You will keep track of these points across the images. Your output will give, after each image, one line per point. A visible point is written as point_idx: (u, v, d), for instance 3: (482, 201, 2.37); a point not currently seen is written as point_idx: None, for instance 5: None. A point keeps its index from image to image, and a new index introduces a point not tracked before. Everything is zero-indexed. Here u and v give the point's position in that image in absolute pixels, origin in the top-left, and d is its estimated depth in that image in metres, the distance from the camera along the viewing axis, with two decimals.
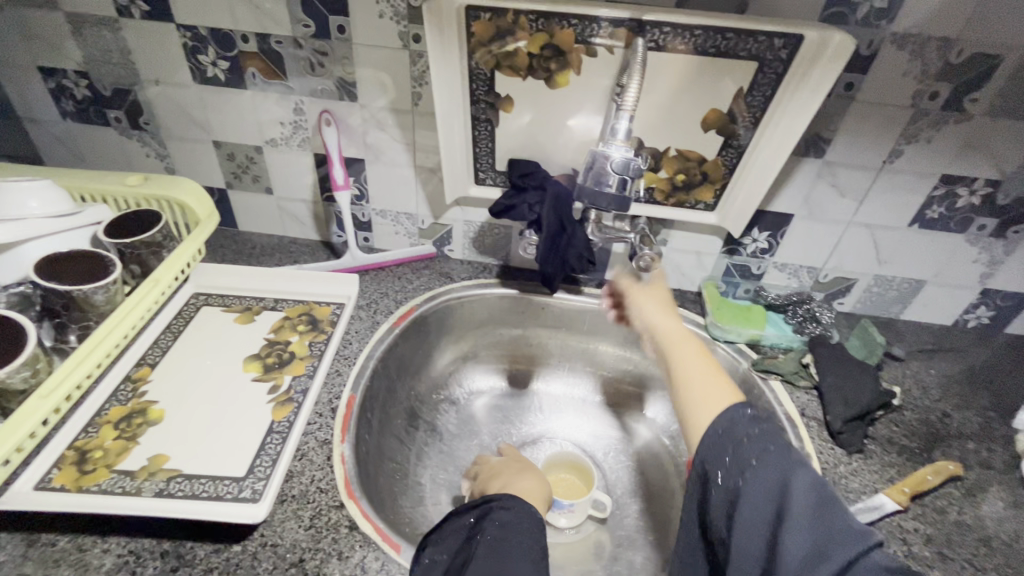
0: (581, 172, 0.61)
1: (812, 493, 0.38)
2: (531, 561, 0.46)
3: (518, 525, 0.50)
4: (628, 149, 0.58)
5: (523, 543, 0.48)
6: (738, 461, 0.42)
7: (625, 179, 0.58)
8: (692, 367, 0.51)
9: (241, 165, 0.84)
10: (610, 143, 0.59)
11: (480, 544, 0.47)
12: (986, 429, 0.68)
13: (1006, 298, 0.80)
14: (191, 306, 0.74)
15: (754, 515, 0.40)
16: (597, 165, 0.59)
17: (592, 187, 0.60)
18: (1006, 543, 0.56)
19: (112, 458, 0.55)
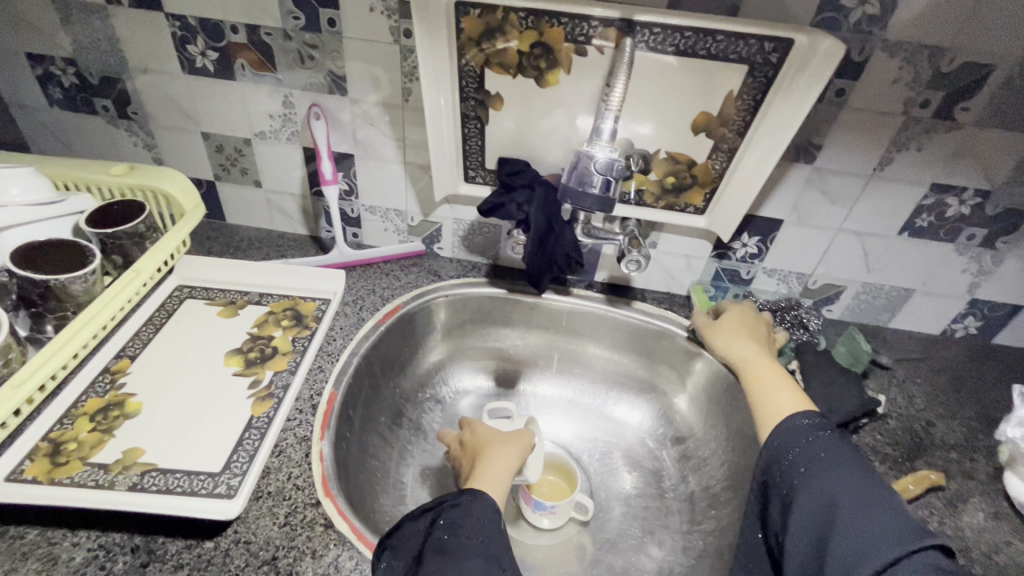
0: (566, 172, 0.60)
1: (858, 489, 0.46)
2: (486, 566, 0.46)
3: (470, 526, 0.49)
4: (613, 150, 0.58)
5: (474, 545, 0.48)
6: (791, 466, 0.52)
7: (609, 180, 0.58)
8: (778, 389, 0.61)
9: (229, 157, 0.83)
10: (595, 143, 0.59)
11: (433, 552, 0.47)
12: (969, 439, 0.68)
13: (994, 309, 0.80)
14: (174, 298, 0.73)
15: (806, 522, 0.47)
16: (580, 165, 0.59)
17: (575, 187, 0.59)
18: (985, 553, 0.56)
19: (86, 451, 0.54)
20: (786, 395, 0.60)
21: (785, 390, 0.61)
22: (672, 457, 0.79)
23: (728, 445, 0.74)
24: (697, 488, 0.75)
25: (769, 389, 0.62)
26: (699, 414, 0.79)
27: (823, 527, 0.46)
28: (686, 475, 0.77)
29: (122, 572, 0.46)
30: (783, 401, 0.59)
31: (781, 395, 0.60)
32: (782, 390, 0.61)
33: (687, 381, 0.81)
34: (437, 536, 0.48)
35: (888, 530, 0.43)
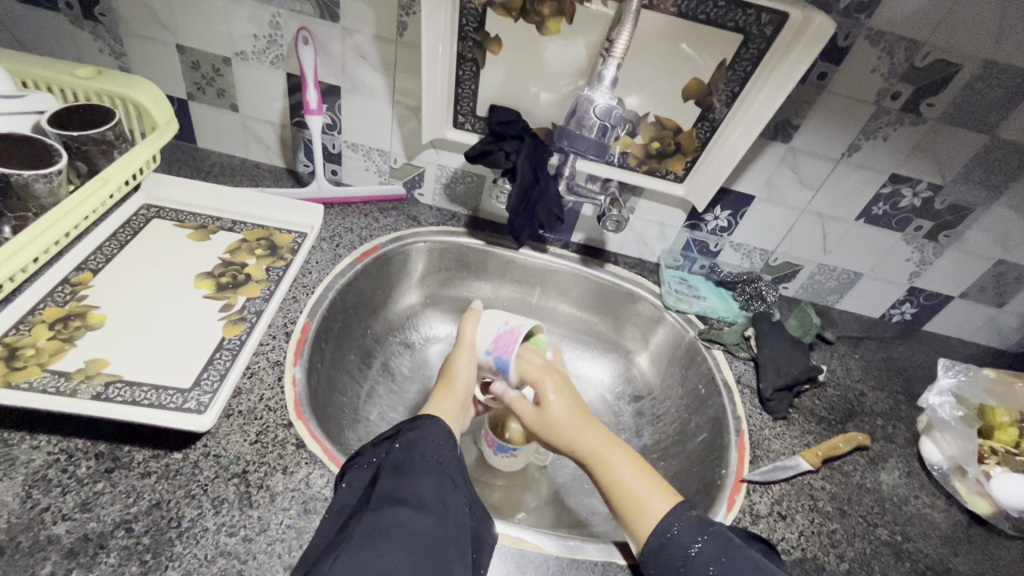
0: (566, 115, 0.62)
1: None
2: (439, 483, 0.48)
3: (425, 448, 0.50)
4: (612, 97, 0.60)
5: (432, 465, 0.49)
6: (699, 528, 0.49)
7: (605, 125, 0.60)
8: (632, 476, 0.54)
9: (206, 75, 0.79)
10: (596, 89, 0.60)
11: (388, 470, 0.47)
12: (894, 409, 0.76)
13: (929, 297, 0.87)
14: (141, 216, 0.71)
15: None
16: (580, 108, 0.60)
17: (575, 128, 0.61)
18: (897, 504, 0.63)
19: (46, 358, 0.52)
20: (658, 495, 0.52)
21: (653, 486, 0.53)
22: (629, 413, 0.83)
23: (681, 403, 0.78)
24: (649, 441, 0.79)
25: (637, 491, 0.53)
26: (657, 373, 0.84)
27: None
28: (641, 428, 0.81)
29: (86, 476, 0.46)
30: (657, 504, 0.52)
31: (653, 498, 0.52)
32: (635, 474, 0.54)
33: (649, 342, 0.85)
34: (394, 457, 0.49)
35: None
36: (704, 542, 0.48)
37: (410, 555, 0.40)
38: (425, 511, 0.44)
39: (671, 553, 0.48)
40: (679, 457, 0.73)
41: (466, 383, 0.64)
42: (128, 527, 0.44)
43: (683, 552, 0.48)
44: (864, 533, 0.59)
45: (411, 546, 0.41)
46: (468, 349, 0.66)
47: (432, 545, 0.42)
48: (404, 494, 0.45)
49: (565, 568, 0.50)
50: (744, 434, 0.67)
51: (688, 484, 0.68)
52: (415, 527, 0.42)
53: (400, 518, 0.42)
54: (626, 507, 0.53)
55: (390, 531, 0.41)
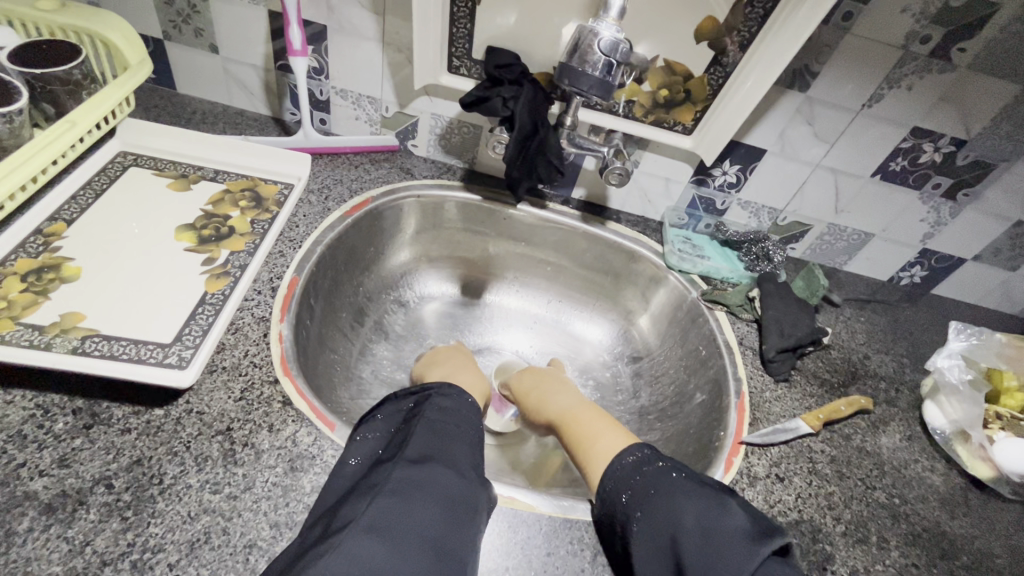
0: (567, 51, 0.58)
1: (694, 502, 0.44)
2: (473, 452, 0.46)
3: (459, 417, 0.49)
4: (618, 29, 0.55)
5: (461, 433, 0.47)
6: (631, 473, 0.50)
7: (610, 63, 0.55)
8: (597, 423, 0.59)
9: (182, 12, 0.73)
10: (601, 22, 0.56)
11: (425, 426, 0.46)
12: (899, 373, 0.74)
13: (940, 260, 0.85)
14: (117, 164, 0.67)
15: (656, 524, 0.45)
16: (583, 43, 0.56)
17: (577, 66, 0.56)
18: (896, 467, 0.62)
19: (18, 311, 0.50)
20: (615, 436, 0.56)
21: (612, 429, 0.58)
22: (627, 373, 0.82)
23: (681, 364, 0.77)
24: (647, 402, 0.78)
25: (597, 433, 0.58)
26: (657, 334, 0.82)
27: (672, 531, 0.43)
28: (639, 389, 0.80)
29: (63, 432, 0.44)
30: (614, 441, 0.55)
31: (608, 437, 0.56)
32: (598, 425, 0.59)
33: (650, 303, 0.83)
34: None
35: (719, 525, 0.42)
36: (641, 476, 0.49)
37: (446, 510, 0.39)
38: (459, 472, 0.43)
39: (627, 475, 0.50)
40: (676, 418, 0.72)
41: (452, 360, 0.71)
42: (107, 484, 0.42)
43: (633, 475, 0.49)
44: (862, 496, 0.58)
45: (444, 501, 0.40)
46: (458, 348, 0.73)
47: (462, 503, 0.40)
48: (438, 454, 0.43)
49: (558, 528, 0.49)
50: (744, 397, 0.66)
51: (685, 445, 0.67)
52: (445, 483, 0.41)
53: (434, 474, 0.41)
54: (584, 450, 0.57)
55: (427, 487, 0.40)
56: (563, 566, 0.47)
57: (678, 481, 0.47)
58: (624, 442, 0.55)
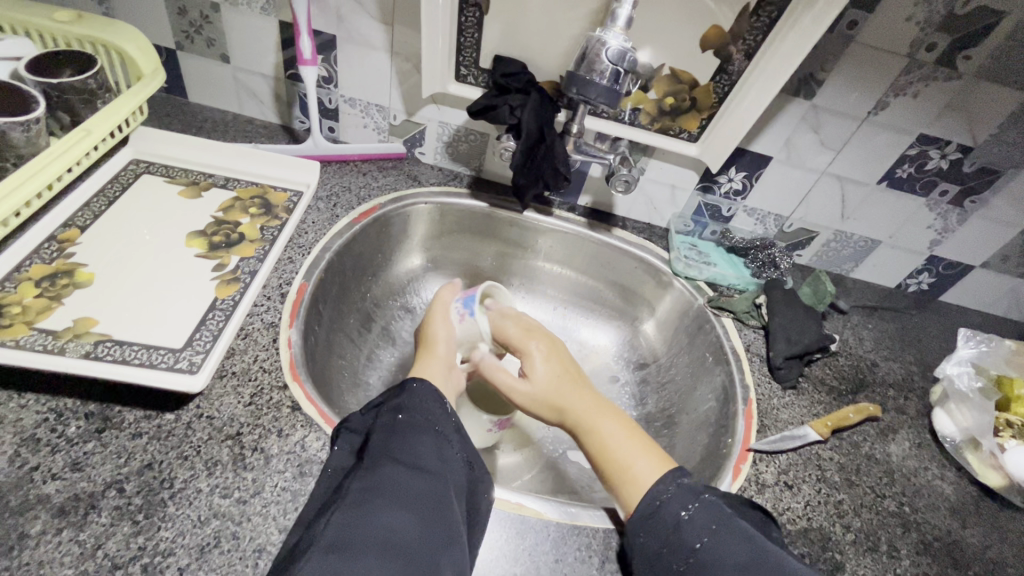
0: (575, 60, 0.58)
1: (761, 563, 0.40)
2: (434, 440, 0.46)
3: (419, 409, 0.48)
4: (625, 39, 0.56)
5: (421, 425, 0.46)
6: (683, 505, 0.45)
7: (618, 71, 0.56)
8: (618, 442, 0.52)
9: (194, 23, 0.75)
10: (607, 31, 0.56)
11: (381, 429, 0.45)
12: (907, 380, 0.74)
13: (948, 267, 0.84)
14: (129, 172, 0.68)
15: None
16: (590, 52, 0.56)
17: (584, 75, 0.57)
18: (906, 475, 0.62)
19: (32, 316, 0.51)
20: (646, 459, 0.51)
21: (642, 448, 0.52)
22: (633, 380, 0.82)
23: (688, 371, 0.76)
24: (653, 409, 0.78)
25: (623, 454, 0.51)
26: (664, 341, 0.82)
27: None
28: (644, 396, 0.80)
29: (76, 436, 0.45)
30: (651, 465, 0.50)
31: (639, 462, 0.50)
32: (625, 438, 0.53)
33: (656, 309, 0.84)
34: (398, 417, 0.46)
35: None
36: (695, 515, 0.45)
37: (416, 515, 0.39)
38: (421, 471, 0.42)
39: (658, 522, 0.45)
40: (682, 424, 0.72)
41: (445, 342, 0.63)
42: (119, 488, 0.43)
43: (671, 519, 0.45)
44: (872, 504, 0.58)
45: (410, 503, 0.39)
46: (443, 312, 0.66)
47: (429, 502, 0.40)
48: (401, 455, 0.43)
49: (566, 535, 0.49)
50: (752, 403, 0.65)
51: (692, 451, 0.67)
52: (408, 486, 0.40)
53: (396, 478, 0.41)
54: (613, 472, 0.51)
55: (395, 491, 0.40)
56: (572, 572, 0.47)
57: (742, 531, 0.43)
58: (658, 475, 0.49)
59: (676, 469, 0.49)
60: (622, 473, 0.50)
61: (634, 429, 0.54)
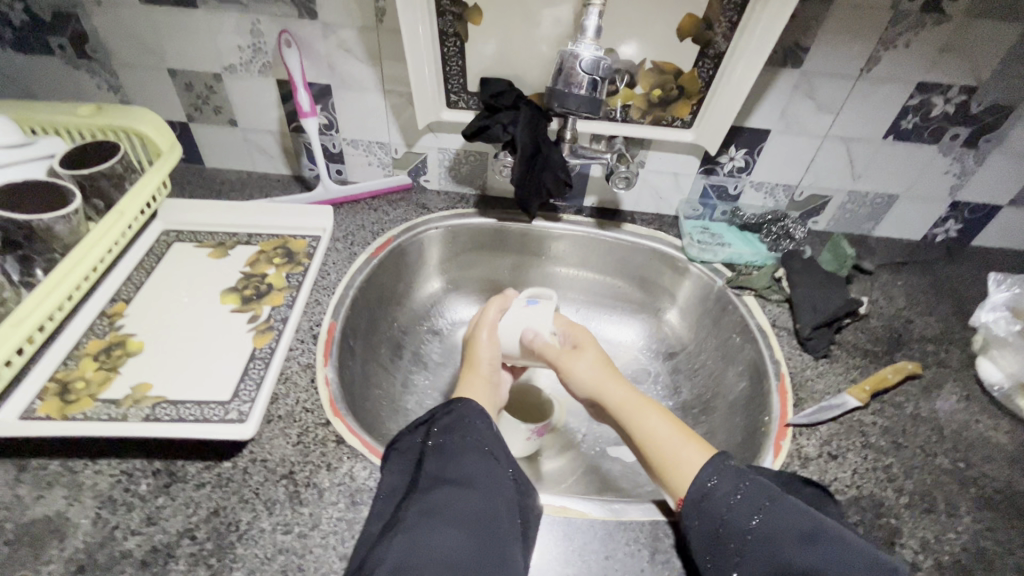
0: (552, 75, 0.60)
1: (805, 531, 0.41)
2: (485, 461, 0.47)
3: (467, 429, 0.49)
4: (597, 47, 0.57)
5: (471, 444, 0.48)
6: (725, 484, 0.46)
7: (595, 79, 0.58)
8: (661, 433, 0.51)
9: (201, 95, 0.80)
10: (580, 42, 0.58)
11: (433, 454, 0.47)
12: (946, 332, 0.72)
13: (974, 211, 0.82)
14: (162, 242, 0.73)
15: (764, 551, 0.42)
16: (565, 65, 0.58)
17: (563, 89, 0.59)
18: (956, 430, 0.60)
19: (95, 388, 0.55)
20: (690, 447, 0.50)
21: (684, 438, 0.51)
22: (664, 370, 0.83)
23: (717, 354, 0.76)
24: (688, 396, 0.78)
25: (666, 446, 0.50)
26: (689, 327, 0.82)
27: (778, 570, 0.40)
28: (678, 385, 0.80)
29: (147, 492, 0.49)
30: (692, 455, 0.49)
31: (682, 450, 0.49)
32: (667, 428, 0.52)
33: (677, 297, 0.84)
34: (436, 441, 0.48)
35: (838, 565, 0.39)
36: (740, 495, 0.45)
37: (475, 534, 0.41)
38: (472, 490, 0.44)
39: (711, 507, 0.45)
40: (720, 408, 0.72)
41: (490, 359, 0.63)
42: (191, 535, 0.46)
43: (723, 504, 0.45)
44: (924, 464, 0.57)
45: (465, 524, 0.41)
46: (488, 330, 0.64)
47: (483, 523, 0.42)
48: (449, 475, 0.45)
49: (613, 531, 0.50)
50: (785, 378, 0.65)
51: (732, 433, 0.67)
52: (462, 507, 0.42)
53: (448, 498, 0.43)
54: (657, 465, 0.50)
55: (444, 511, 0.42)
56: (623, 567, 0.48)
57: (783, 505, 0.43)
58: (702, 458, 0.48)
59: (722, 456, 0.48)
60: (663, 467, 0.50)
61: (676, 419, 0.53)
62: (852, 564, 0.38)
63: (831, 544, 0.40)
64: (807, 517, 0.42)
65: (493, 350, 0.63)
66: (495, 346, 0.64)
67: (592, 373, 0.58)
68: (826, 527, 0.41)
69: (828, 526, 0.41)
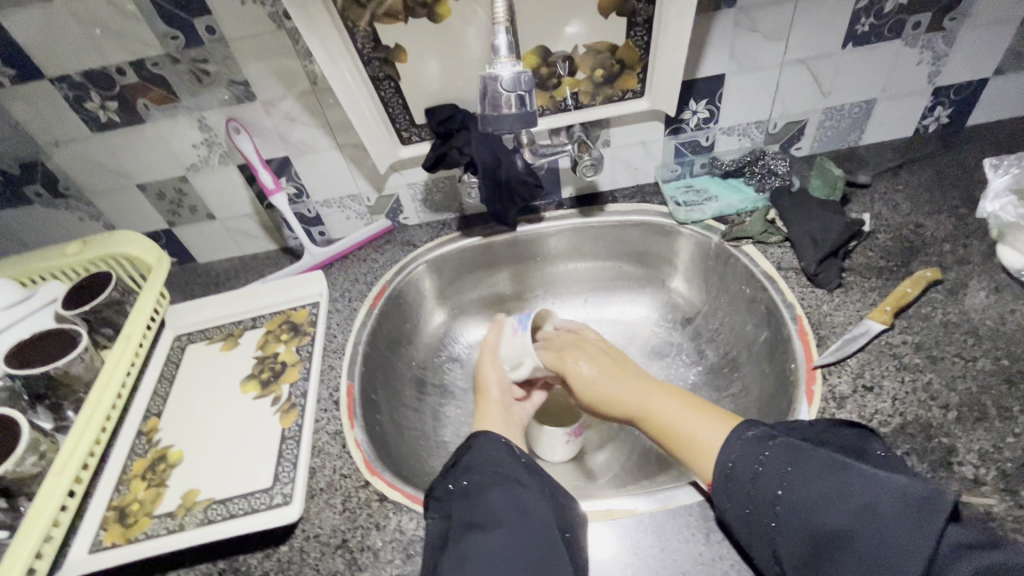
0: (479, 101, 0.58)
1: (837, 483, 0.39)
2: (511, 492, 0.48)
3: (486, 464, 0.51)
4: (515, 63, 0.55)
5: (493, 479, 0.50)
6: (752, 454, 0.46)
7: (520, 95, 0.56)
8: (675, 416, 0.54)
9: (174, 200, 0.83)
10: (496, 62, 0.56)
11: (459, 496, 0.49)
12: (960, 226, 0.69)
13: (961, 91, 0.78)
14: (177, 348, 0.76)
15: (803, 511, 0.40)
16: (488, 89, 0.56)
17: (491, 112, 0.57)
18: (992, 328, 0.58)
19: (149, 506, 0.58)
20: (709, 425, 0.51)
21: (701, 418, 0.52)
22: (685, 338, 0.82)
23: (732, 310, 0.75)
24: (715, 358, 0.77)
25: (684, 428, 0.52)
26: (698, 290, 0.81)
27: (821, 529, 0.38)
28: (702, 349, 0.79)
29: None
30: (712, 432, 0.50)
31: (702, 429, 0.51)
32: (681, 412, 0.54)
33: (678, 263, 0.83)
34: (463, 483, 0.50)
35: (878, 508, 0.36)
36: (767, 460, 0.44)
37: (510, 570, 0.42)
38: (499, 527, 0.45)
39: (739, 481, 0.45)
40: (748, 363, 0.71)
41: (500, 384, 0.66)
42: None
43: (749, 475, 0.44)
44: (965, 372, 0.55)
45: (497, 565, 0.42)
46: (491, 355, 0.68)
47: (516, 557, 0.43)
48: (478, 518, 0.46)
49: (663, 522, 0.50)
50: (802, 320, 0.63)
51: (765, 386, 0.66)
52: (492, 548, 0.43)
53: (478, 543, 0.44)
54: (680, 449, 0.52)
55: (476, 557, 0.43)
56: (682, 556, 0.48)
57: (812, 461, 0.42)
58: (722, 433, 0.49)
59: (744, 424, 0.49)
60: (683, 448, 0.52)
61: (687, 400, 0.55)
62: (890, 502, 0.36)
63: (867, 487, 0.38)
64: (834, 468, 0.40)
65: (500, 374, 0.67)
66: (502, 369, 0.68)
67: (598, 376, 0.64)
68: (858, 471, 0.39)
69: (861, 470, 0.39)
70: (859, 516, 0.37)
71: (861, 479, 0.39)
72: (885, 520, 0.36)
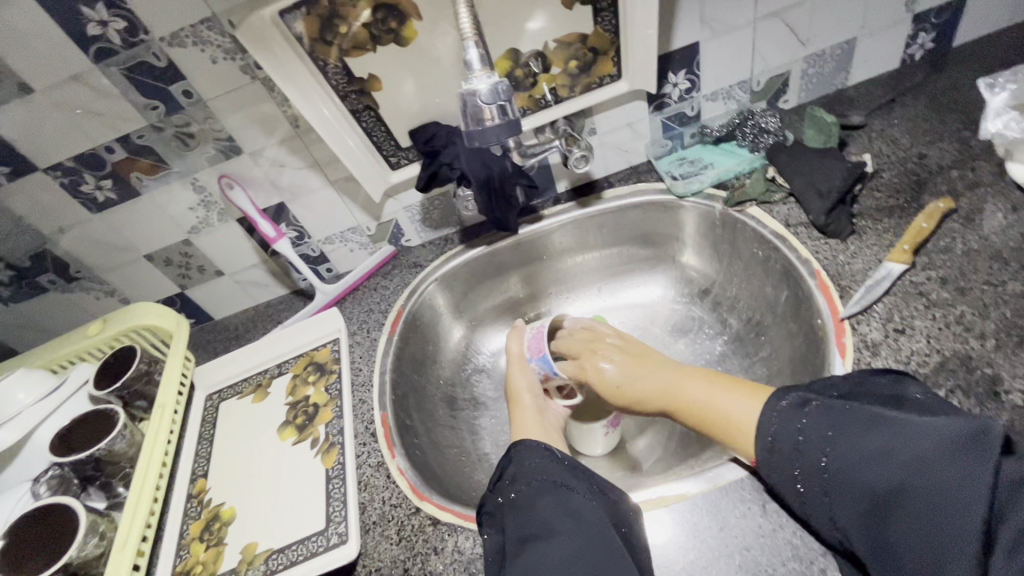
0: (460, 117, 0.58)
1: (882, 440, 0.38)
2: (561, 500, 0.48)
3: (529, 474, 0.51)
4: (491, 75, 0.55)
5: (539, 489, 0.50)
6: (791, 422, 0.45)
7: (501, 106, 0.56)
8: (706, 396, 0.54)
9: (182, 264, 0.84)
10: (472, 77, 0.56)
11: (509, 511, 0.49)
12: (965, 151, 0.67)
13: (941, 14, 0.76)
14: (211, 407, 0.77)
15: (854, 474, 0.39)
16: (469, 106, 0.56)
17: (475, 128, 0.57)
18: (1016, 248, 0.57)
19: (212, 566, 0.59)
20: (741, 399, 0.51)
21: (732, 393, 0.52)
22: (705, 310, 0.81)
23: (747, 274, 0.74)
24: (739, 325, 0.76)
25: (716, 407, 0.52)
26: (710, 260, 0.80)
27: (875, 489, 0.37)
28: (725, 318, 0.79)
29: None
30: (745, 405, 0.50)
31: (735, 404, 0.51)
32: (711, 392, 0.54)
33: (686, 237, 0.82)
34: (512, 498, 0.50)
35: (925, 458, 0.36)
36: (808, 425, 0.44)
37: None
38: (554, 536, 0.45)
39: (784, 452, 0.44)
40: (773, 325, 0.70)
41: (529, 390, 0.67)
42: None
43: (792, 444, 0.44)
44: (996, 298, 0.54)
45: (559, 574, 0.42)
46: (517, 362, 0.70)
47: (576, 564, 0.42)
48: (530, 530, 0.46)
49: (717, 500, 0.50)
50: (821, 274, 0.63)
51: (794, 345, 0.65)
52: (550, 559, 0.43)
53: (535, 555, 0.44)
54: (716, 428, 0.52)
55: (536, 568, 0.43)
56: (742, 531, 0.48)
57: (852, 422, 0.41)
58: (756, 405, 0.49)
59: (779, 393, 0.48)
60: (719, 426, 0.51)
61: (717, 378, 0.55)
62: (937, 450, 0.35)
63: (911, 440, 0.37)
64: (878, 423, 0.40)
65: (529, 380, 0.68)
66: (531, 375, 0.69)
67: (624, 370, 0.63)
68: (900, 424, 0.38)
69: (903, 422, 0.38)
70: (910, 471, 0.36)
71: (906, 431, 0.38)
72: (935, 470, 0.35)
